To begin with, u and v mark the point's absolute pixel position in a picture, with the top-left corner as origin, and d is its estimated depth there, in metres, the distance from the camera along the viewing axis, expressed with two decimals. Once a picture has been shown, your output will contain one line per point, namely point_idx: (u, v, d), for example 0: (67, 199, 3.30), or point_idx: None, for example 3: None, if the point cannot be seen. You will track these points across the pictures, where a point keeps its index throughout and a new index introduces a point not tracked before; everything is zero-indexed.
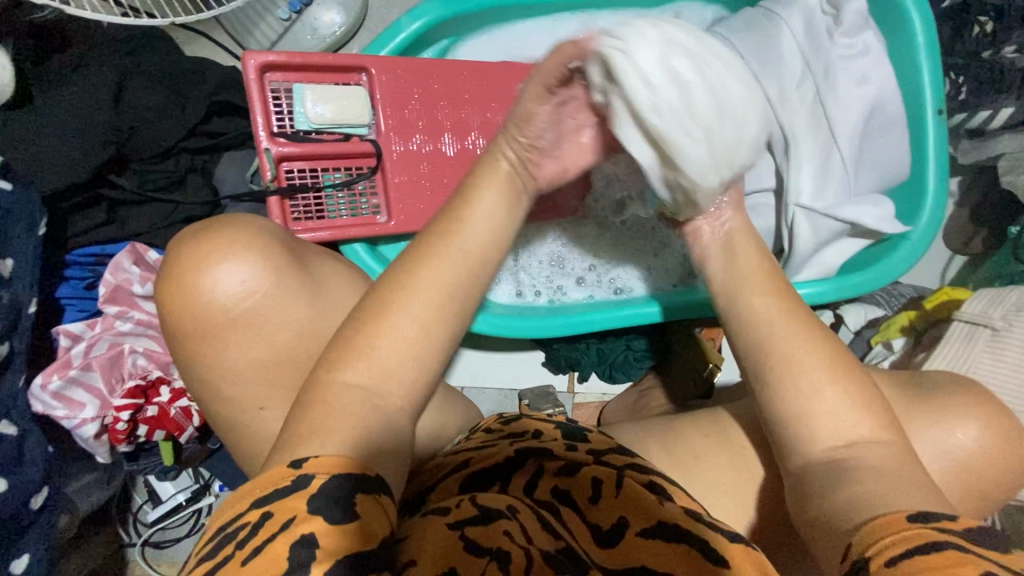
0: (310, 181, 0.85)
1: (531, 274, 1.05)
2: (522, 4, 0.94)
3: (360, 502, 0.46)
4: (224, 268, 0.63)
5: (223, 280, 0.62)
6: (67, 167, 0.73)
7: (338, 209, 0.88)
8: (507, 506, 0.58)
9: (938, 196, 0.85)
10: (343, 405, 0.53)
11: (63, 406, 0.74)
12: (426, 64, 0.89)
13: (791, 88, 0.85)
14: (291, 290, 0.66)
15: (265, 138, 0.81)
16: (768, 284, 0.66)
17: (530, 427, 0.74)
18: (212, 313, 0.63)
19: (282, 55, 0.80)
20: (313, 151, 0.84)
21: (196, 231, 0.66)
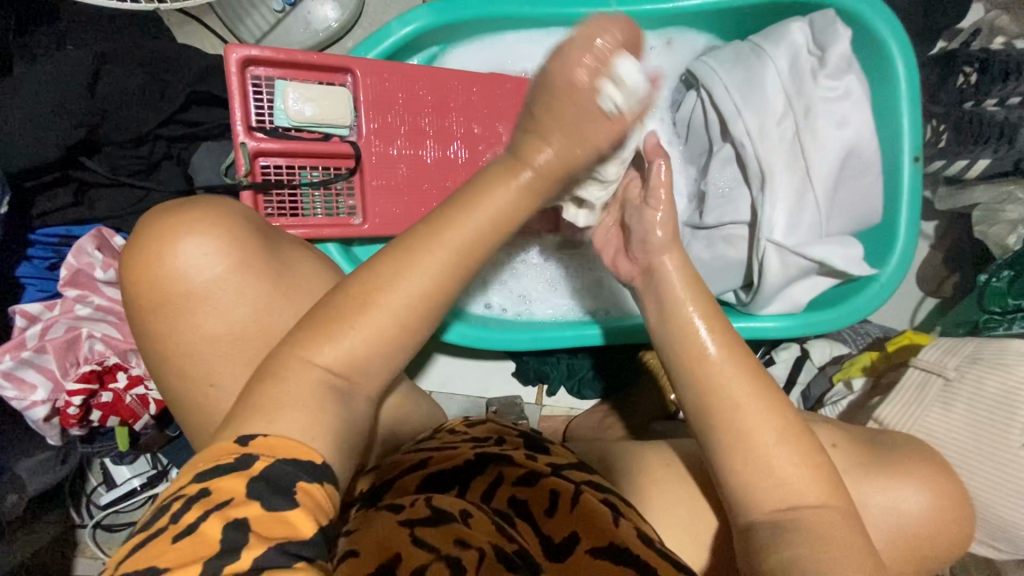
0: (286, 178, 0.84)
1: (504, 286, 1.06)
2: (514, 17, 0.94)
3: (300, 490, 0.44)
4: (208, 248, 0.60)
5: (184, 257, 0.60)
6: (37, 149, 0.72)
7: (313, 207, 0.87)
8: (460, 511, 0.56)
9: (906, 245, 0.87)
10: (296, 384, 0.52)
11: (14, 387, 0.73)
12: (413, 70, 0.89)
13: (771, 124, 0.86)
14: (255, 268, 0.63)
15: (241, 132, 0.80)
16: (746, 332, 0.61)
17: (494, 434, 0.74)
18: (172, 287, 0.60)
19: (267, 50, 0.80)
20: (291, 147, 0.83)
21: (172, 205, 0.63)
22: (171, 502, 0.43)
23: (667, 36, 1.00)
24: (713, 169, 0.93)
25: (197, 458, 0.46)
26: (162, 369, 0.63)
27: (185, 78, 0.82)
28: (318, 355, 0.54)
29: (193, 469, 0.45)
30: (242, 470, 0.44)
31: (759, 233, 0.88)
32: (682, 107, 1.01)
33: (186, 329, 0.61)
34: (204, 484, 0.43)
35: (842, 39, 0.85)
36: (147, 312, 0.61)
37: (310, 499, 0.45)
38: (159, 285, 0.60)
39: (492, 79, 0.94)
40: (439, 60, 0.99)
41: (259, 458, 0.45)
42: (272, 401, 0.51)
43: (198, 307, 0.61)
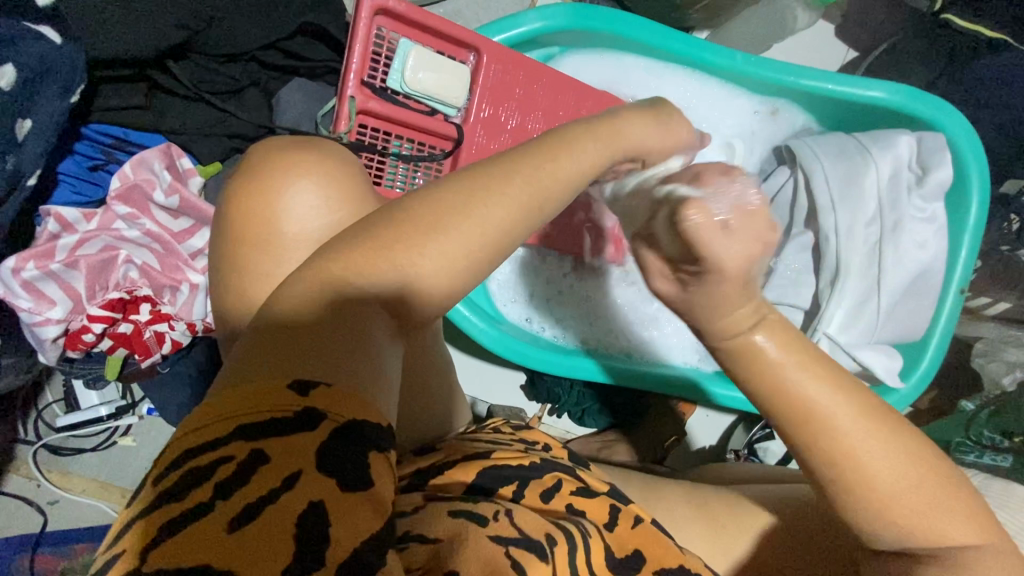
0: (378, 143, 0.78)
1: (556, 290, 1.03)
2: (643, 44, 0.91)
3: (375, 461, 0.34)
4: (308, 200, 0.49)
5: (297, 198, 0.48)
6: (127, 40, 0.62)
7: (394, 181, 0.81)
8: (545, 538, 0.46)
9: (929, 369, 0.91)
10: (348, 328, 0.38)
11: (31, 299, 0.64)
12: (537, 67, 0.84)
13: (859, 225, 0.89)
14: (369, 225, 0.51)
15: (353, 84, 0.72)
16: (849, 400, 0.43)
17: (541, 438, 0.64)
18: (278, 226, 0.48)
19: (403, 5, 0.73)
20: (396, 114, 0.76)
21: (277, 140, 0.52)
22: (217, 463, 0.30)
23: (773, 107, 1.01)
24: (787, 251, 0.95)
25: (219, 412, 0.32)
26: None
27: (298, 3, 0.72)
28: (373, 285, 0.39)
29: (232, 420, 0.31)
30: (309, 431, 0.32)
31: (816, 323, 0.91)
32: (771, 179, 1.01)
33: None
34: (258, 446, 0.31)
35: (946, 167, 0.88)
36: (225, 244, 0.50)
37: (379, 475, 0.34)
38: (259, 212, 0.48)
39: (607, 101, 0.90)
40: (553, 61, 0.94)
41: (321, 418, 0.33)
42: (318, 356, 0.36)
43: None
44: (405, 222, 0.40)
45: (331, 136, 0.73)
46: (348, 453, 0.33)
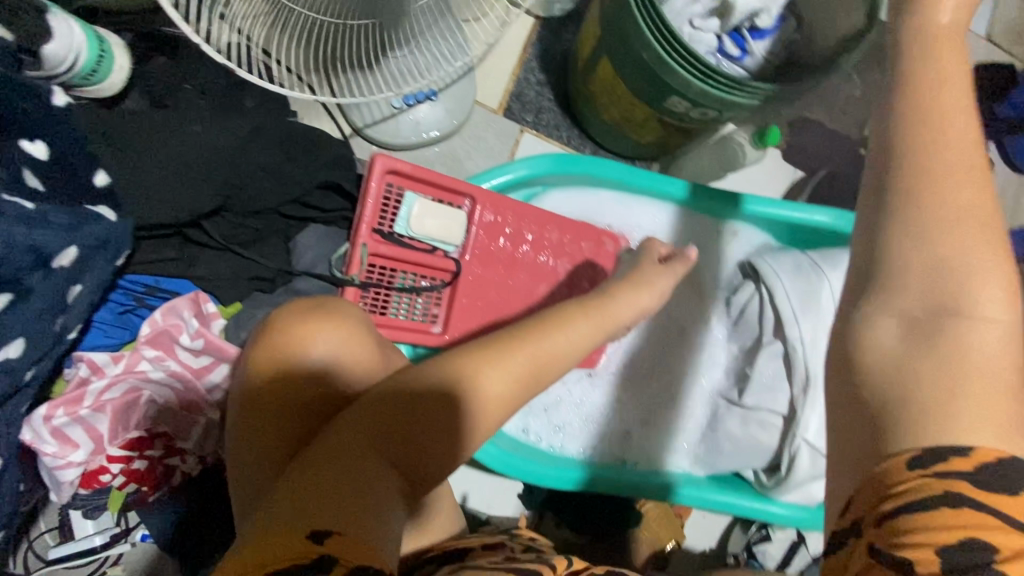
0: (385, 279, 0.87)
1: (551, 402, 1.07)
2: (616, 181, 1.04)
3: None
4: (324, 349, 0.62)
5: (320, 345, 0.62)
6: (169, 208, 0.72)
7: (399, 310, 0.89)
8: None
9: None
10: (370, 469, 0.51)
11: (56, 443, 0.67)
12: (524, 206, 0.95)
13: (819, 335, 0.98)
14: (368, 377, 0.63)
15: (363, 232, 0.82)
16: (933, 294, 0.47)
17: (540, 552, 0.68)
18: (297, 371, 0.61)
19: (409, 166, 0.84)
20: (402, 254, 0.86)
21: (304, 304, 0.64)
22: None
23: (733, 228, 1.13)
24: (760, 360, 1.02)
25: (252, 554, 0.43)
26: (247, 468, 0.61)
27: (316, 164, 0.84)
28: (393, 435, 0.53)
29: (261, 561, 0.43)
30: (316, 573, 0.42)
31: (794, 429, 0.96)
32: (738, 293, 1.11)
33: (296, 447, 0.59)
34: None
35: None
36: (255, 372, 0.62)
37: None
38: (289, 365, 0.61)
39: (585, 231, 1.00)
40: (538, 196, 1.06)
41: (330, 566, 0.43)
42: (328, 506, 0.47)
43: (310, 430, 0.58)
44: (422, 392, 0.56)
45: (346, 279, 0.82)
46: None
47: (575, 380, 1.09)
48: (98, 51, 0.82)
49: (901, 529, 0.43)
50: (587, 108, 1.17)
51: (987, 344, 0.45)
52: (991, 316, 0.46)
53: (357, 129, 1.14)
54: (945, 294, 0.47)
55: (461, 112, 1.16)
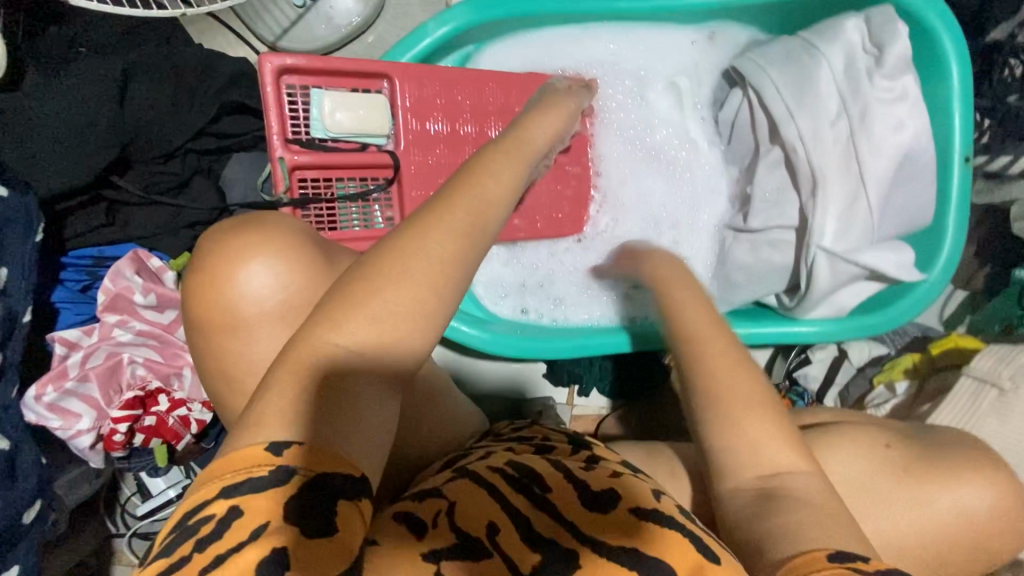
0: (323, 191, 0.81)
1: (544, 276, 1.01)
2: (556, 14, 0.89)
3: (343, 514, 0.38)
4: (251, 270, 0.53)
5: (254, 272, 0.53)
6: (69, 171, 0.68)
7: (350, 220, 0.84)
8: (485, 531, 0.48)
9: (954, 251, 0.86)
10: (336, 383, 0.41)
11: (58, 417, 0.71)
12: (451, 72, 0.84)
13: (825, 126, 0.84)
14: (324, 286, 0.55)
15: (279, 146, 0.76)
16: (748, 395, 0.53)
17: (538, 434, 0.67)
18: (236, 307, 0.53)
19: (303, 58, 0.76)
20: (329, 160, 0.79)
21: (225, 227, 0.57)
22: (200, 523, 0.36)
23: (709, 33, 0.96)
24: (760, 173, 0.90)
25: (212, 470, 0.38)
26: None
27: (214, 86, 0.77)
28: (346, 334, 0.42)
29: (220, 482, 0.37)
30: (281, 487, 0.37)
31: (810, 239, 0.85)
32: (726, 106, 0.97)
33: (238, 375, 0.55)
34: (229, 503, 0.36)
35: (902, 38, 0.81)
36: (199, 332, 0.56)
37: (348, 525, 0.38)
38: (226, 312, 0.54)
39: (531, 83, 0.89)
40: (474, 59, 0.94)
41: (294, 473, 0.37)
42: (298, 414, 0.39)
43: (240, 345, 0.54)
44: (367, 276, 0.43)
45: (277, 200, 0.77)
46: (320, 513, 0.37)
47: (564, 246, 1.01)
48: None
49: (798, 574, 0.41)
50: None
51: (811, 490, 0.49)
52: (800, 471, 0.50)
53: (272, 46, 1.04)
54: (763, 466, 0.51)
55: None
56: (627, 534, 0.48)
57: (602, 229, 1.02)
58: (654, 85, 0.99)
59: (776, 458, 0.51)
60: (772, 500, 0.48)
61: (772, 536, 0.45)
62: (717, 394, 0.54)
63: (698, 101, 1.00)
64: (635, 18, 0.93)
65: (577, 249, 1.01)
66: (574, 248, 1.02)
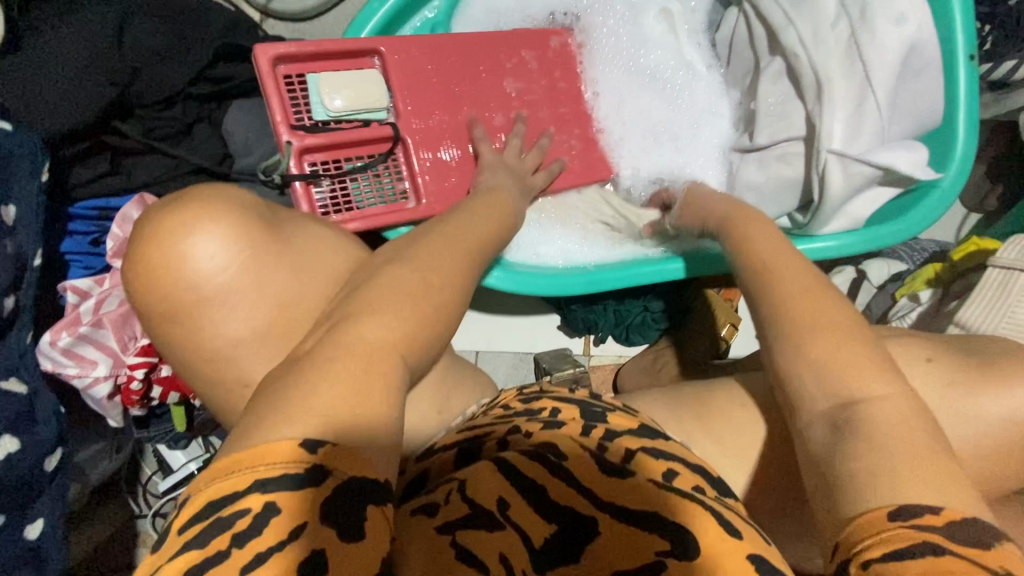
0: (334, 170, 0.81)
1: (565, 212, 0.97)
2: None
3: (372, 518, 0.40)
4: (196, 242, 0.58)
5: (197, 248, 0.58)
6: (70, 114, 0.68)
7: (366, 197, 0.84)
8: (497, 505, 0.48)
9: (966, 150, 0.84)
10: (356, 374, 0.44)
11: (74, 364, 0.70)
12: (439, 40, 0.86)
13: (825, 28, 0.82)
14: (267, 265, 0.61)
15: (285, 131, 0.77)
16: (819, 306, 0.51)
17: (548, 403, 0.60)
18: (182, 287, 0.58)
19: (294, 45, 0.77)
20: (335, 139, 0.80)
21: (161, 206, 0.61)
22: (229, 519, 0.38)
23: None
24: (763, 87, 0.90)
25: (239, 462, 0.39)
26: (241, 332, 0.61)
27: (210, 29, 0.78)
28: (366, 335, 0.47)
29: (250, 474, 0.39)
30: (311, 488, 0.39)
31: (817, 143, 0.83)
32: (722, 27, 0.98)
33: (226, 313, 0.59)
34: (260, 502, 0.38)
35: None
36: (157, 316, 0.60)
37: (376, 532, 0.40)
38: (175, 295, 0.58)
39: (517, 40, 0.92)
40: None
41: (327, 474, 0.39)
42: (324, 402, 0.42)
43: (223, 288, 0.59)
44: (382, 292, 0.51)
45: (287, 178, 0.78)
46: (347, 514, 0.40)
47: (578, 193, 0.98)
48: None
49: (883, 564, 0.38)
50: None
51: (890, 420, 0.44)
52: (883, 397, 0.46)
53: (263, 9, 1.05)
54: (837, 394, 0.47)
55: None
56: (645, 499, 0.48)
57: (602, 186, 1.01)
58: (647, 14, 0.98)
59: (826, 346, 0.48)
60: (848, 428, 0.45)
61: (846, 491, 0.42)
62: (782, 299, 0.53)
63: (693, 28, 0.99)
64: None
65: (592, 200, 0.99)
66: (596, 198, 1.00)
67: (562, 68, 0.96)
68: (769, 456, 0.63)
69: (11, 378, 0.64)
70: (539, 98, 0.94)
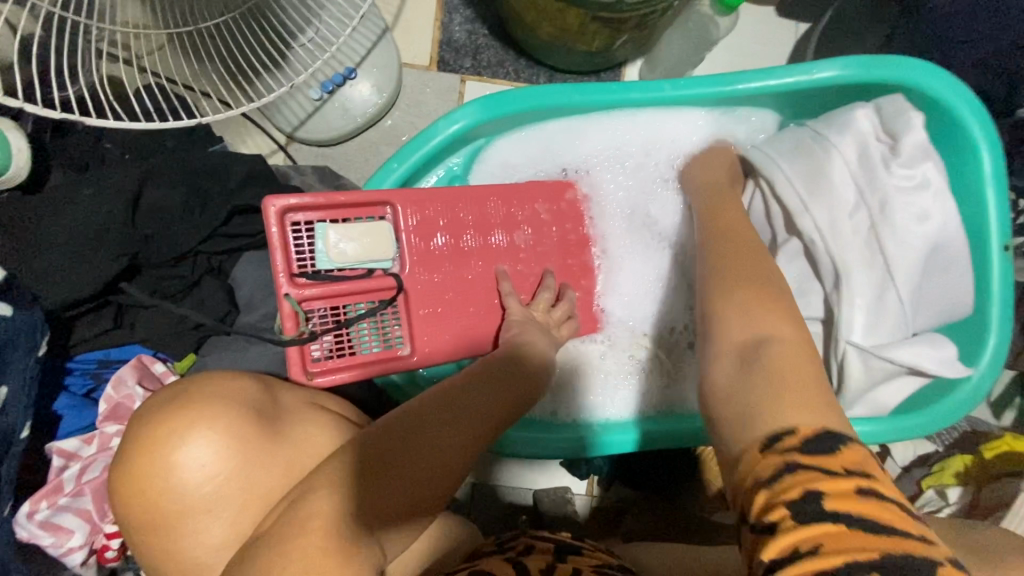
0: (333, 319, 0.81)
1: (583, 363, 0.97)
2: (563, 107, 0.90)
3: None
4: (187, 457, 0.51)
5: (187, 460, 0.51)
6: (76, 284, 0.68)
7: (364, 341, 0.83)
8: None
9: (999, 346, 0.80)
10: (317, 527, 0.47)
11: (50, 534, 0.68)
12: (451, 191, 0.85)
13: (843, 216, 0.79)
14: (260, 466, 0.54)
15: (284, 282, 0.77)
16: None
17: (523, 541, 0.70)
18: (168, 498, 0.51)
19: (306, 197, 0.77)
20: (335, 290, 0.79)
21: (159, 397, 0.55)
22: None
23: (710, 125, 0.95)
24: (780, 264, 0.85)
25: None
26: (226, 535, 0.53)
27: (229, 189, 0.79)
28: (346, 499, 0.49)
29: None
30: None
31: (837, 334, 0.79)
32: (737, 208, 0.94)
33: (188, 531, 0.52)
34: None
35: (916, 128, 0.80)
36: (139, 525, 0.53)
37: None
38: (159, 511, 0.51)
39: (534, 189, 0.91)
40: (484, 151, 0.94)
41: None
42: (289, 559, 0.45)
43: (193, 506, 0.52)
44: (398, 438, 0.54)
45: (288, 338, 0.76)
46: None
47: (594, 344, 0.98)
48: None
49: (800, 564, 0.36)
50: (522, 32, 1.01)
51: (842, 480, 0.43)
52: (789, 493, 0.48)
53: (289, 135, 1.07)
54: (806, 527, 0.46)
55: (388, 81, 1.06)
56: None
57: (615, 337, 0.99)
58: (660, 175, 0.98)
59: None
60: (752, 361, 0.49)
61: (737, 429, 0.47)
62: None
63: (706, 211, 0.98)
64: (641, 104, 0.92)
65: (612, 348, 0.98)
66: (614, 347, 0.98)
67: (573, 218, 0.95)
68: None
69: None
70: (550, 250, 0.92)
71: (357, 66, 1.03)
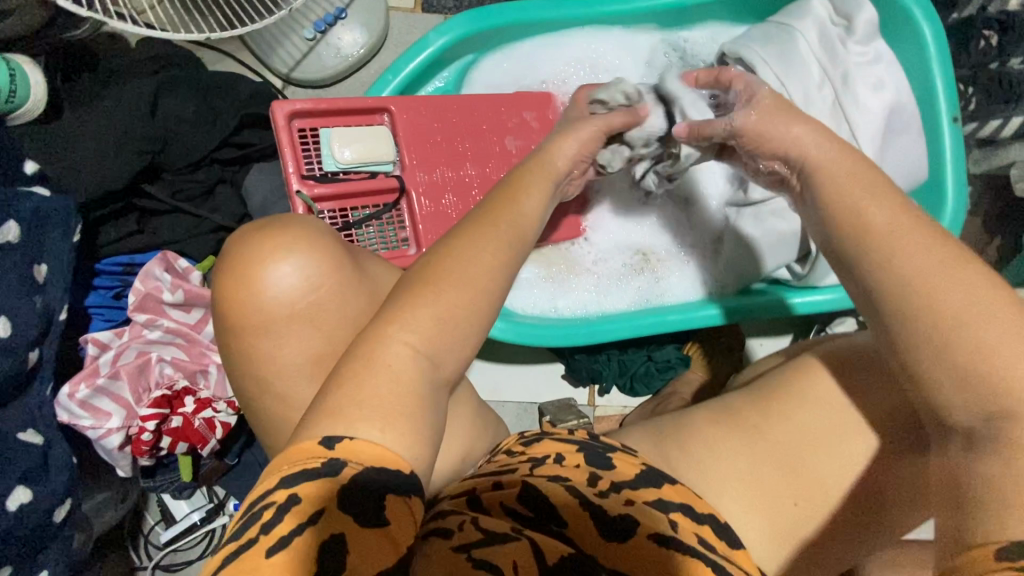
0: (340, 221, 0.86)
1: (574, 264, 1.04)
2: (540, 22, 0.97)
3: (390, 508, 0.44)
4: (276, 275, 0.55)
5: (276, 278, 0.55)
6: (102, 176, 0.73)
7: (370, 242, 0.89)
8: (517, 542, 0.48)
9: (956, 199, 0.87)
10: (388, 364, 0.48)
11: (89, 415, 0.73)
12: (442, 99, 0.91)
13: (811, 91, 0.87)
14: (326, 296, 0.57)
15: (296, 180, 0.82)
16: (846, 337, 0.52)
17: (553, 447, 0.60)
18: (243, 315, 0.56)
19: (309, 102, 0.83)
20: (342, 190, 0.85)
21: (245, 231, 0.58)
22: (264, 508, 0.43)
23: (676, 36, 1.04)
24: None
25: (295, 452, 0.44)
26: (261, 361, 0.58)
27: (237, 101, 0.84)
28: (401, 330, 0.50)
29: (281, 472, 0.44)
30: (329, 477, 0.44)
31: None
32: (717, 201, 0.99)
33: (228, 356, 0.58)
34: (290, 490, 0.43)
35: (866, 7, 0.87)
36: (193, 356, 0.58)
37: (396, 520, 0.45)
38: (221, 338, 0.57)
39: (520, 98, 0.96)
40: (471, 69, 1.01)
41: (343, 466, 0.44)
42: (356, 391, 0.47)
43: (232, 334, 0.57)
44: (424, 276, 0.53)
45: None
46: (369, 500, 0.44)
47: (583, 246, 1.05)
48: (7, 69, 0.70)
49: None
50: None
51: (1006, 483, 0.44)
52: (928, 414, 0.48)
53: (286, 77, 1.13)
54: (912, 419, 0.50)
55: (376, 20, 1.12)
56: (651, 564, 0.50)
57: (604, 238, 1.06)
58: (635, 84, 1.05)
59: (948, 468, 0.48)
60: (983, 439, 0.46)
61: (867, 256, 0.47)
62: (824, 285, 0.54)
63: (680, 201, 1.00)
64: (610, 20, 1.01)
65: (598, 248, 1.06)
66: (603, 250, 1.06)
67: None
68: (760, 508, 0.62)
69: (28, 429, 0.67)
70: None
71: (346, 7, 1.10)
